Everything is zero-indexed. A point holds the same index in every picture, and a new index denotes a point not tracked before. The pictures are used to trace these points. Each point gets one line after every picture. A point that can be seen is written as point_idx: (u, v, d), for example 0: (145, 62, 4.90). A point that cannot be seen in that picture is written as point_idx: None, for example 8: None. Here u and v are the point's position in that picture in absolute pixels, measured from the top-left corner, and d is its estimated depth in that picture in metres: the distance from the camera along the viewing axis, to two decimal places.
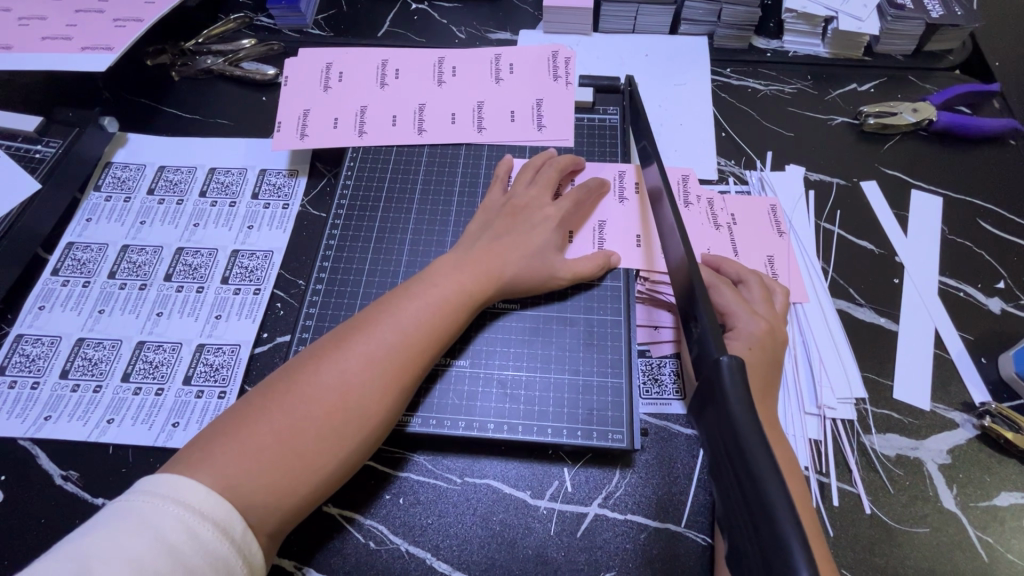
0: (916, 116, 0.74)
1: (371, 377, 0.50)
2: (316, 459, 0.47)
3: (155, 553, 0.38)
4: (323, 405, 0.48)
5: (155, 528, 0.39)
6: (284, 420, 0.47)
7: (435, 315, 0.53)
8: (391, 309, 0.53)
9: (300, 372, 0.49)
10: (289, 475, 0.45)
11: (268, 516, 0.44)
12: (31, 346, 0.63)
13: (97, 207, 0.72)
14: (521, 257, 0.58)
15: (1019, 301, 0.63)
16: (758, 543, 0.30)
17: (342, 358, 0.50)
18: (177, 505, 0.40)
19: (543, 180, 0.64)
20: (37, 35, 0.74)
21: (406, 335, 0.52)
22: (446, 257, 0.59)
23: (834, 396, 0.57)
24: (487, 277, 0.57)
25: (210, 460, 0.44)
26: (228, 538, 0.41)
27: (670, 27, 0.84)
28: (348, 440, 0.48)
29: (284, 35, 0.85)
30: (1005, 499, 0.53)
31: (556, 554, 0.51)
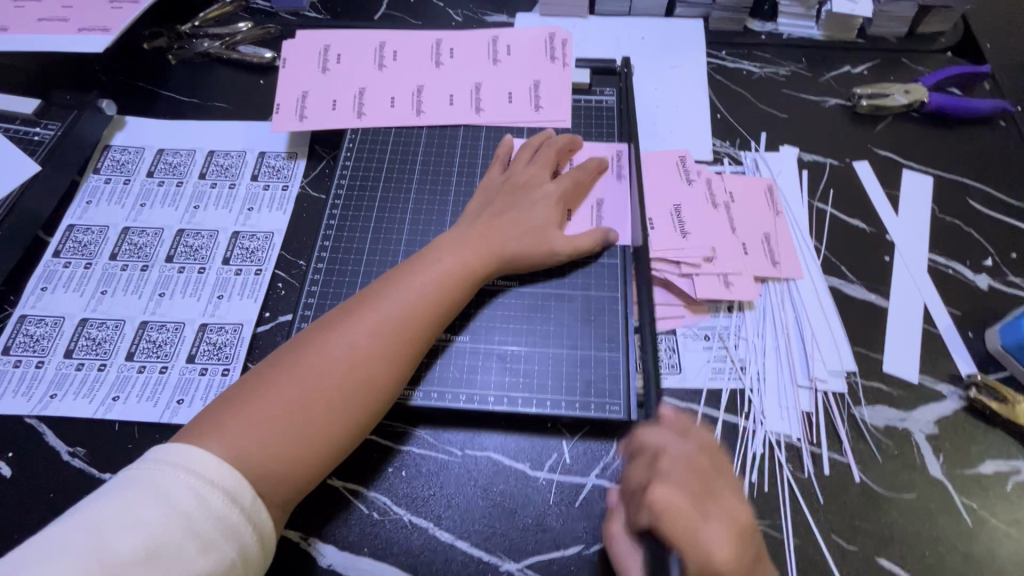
0: (909, 97, 0.74)
1: (381, 350, 0.51)
2: (327, 428, 0.48)
3: (167, 520, 0.38)
4: (335, 377, 0.49)
5: (165, 495, 0.40)
6: (295, 391, 0.48)
7: (440, 291, 0.55)
8: (397, 284, 0.54)
9: (308, 345, 0.50)
10: (300, 444, 0.47)
11: (281, 484, 0.46)
12: (34, 326, 0.63)
13: (97, 189, 0.72)
14: (521, 234, 0.59)
15: (1006, 278, 0.64)
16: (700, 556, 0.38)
17: (351, 331, 0.51)
18: (187, 473, 0.41)
19: (542, 158, 0.65)
20: (33, 17, 0.74)
21: (413, 309, 0.53)
22: (449, 234, 0.60)
23: (825, 369, 0.59)
24: (489, 253, 0.58)
25: (221, 431, 0.45)
26: (238, 507, 0.42)
27: (666, 10, 0.84)
28: (358, 410, 0.49)
29: (281, 18, 0.85)
30: (989, 467, 0.54)
31: (555, 523, 0.53)
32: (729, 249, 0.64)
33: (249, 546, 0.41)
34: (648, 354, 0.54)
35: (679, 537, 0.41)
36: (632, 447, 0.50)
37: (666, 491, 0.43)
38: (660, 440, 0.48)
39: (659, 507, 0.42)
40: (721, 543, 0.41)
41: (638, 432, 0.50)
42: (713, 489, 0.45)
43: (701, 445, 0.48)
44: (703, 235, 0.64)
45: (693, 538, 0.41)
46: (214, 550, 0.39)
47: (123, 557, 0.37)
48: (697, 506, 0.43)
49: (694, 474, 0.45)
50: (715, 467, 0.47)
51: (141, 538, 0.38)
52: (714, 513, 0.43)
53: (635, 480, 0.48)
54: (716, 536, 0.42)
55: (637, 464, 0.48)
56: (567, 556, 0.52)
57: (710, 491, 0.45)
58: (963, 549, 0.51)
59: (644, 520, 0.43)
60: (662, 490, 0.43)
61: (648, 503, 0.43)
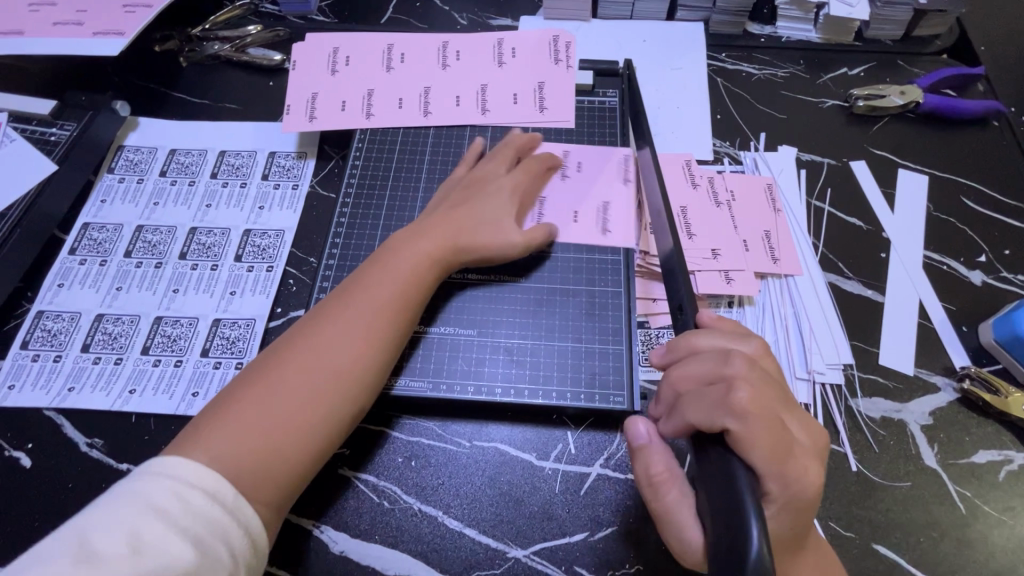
0: (904, 98, 0.76)
1: (347, 350, 0.52)
2: (306, 424, 0.49)
3: (149, 521, 0.40)
4: (305, 381, 0.50)
5: (148, 500, 0.41)
6: (267, 397, 0.49)
7: (403, 290, 0.56)
8: (359, 288, 0.56)
9: (277, 353, 0.52)
10: (280, 447, 0.48)
11: (267, 480, 0.47)
12: (52, 322, 0.65)
13: (111, 188, 0.74)
14: (476, 222, 0.61)
15: (999, 274, 0.66)
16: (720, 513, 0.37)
17: (315, 334, 0.53)
18: (169, 480, 0.43)
19: (500, 156, 0.67)
20: (49, 21, 0.76)
21: (375, 305, 0.55)
22: (405, 232, 0.61)
23: (823, 362, 0.60)
24: (451, 249, 0.59)
25: (201, 444, 0.46)
26: (221, 506, 0.43)
27: (668, 13, 0.86)
28: (332, 403, 0.51)
29: (290, 21, 0.87)
30: (982, 457, 0.56)
31: (561, 511, 0.54)
32: (731, 246, 0.65)
33: (236, 543, 0.43)
34: (679, 280, 0.53)
35: (769, 441, 0.39)
36: (686, 350, 0.46)
37: (753, 394, 0.41)
38: (722, 346, 0.46)
39: (749, 408, 0.40)
40: (812, 469, 0.41)
41: (700, 337, 0.46)
42: (786, 397, 0.43)
43: (764, 350, 0.46)
44: (704, 232, 0.66)
45: (780, 444, 0.40)
46: (202, 547, 0.41)
47: (112, 559, 0.38)
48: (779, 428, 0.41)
49: (768, 375, 0.43)
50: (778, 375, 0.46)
51: (128, 540, 0.39)
52: (793, 422, 0.42)
53: (696, 378, 0.44)
54: (799, 444, 0.41)
55: (698, 362, 0.45)
56: (572, 542, 0.53)
57: (787, 399, 0.43)
58: (956, 536, 0.53)
59: (729, 420, 0.40)
60: (748, 388, 0.41)
61: (737, 403, 0.40)
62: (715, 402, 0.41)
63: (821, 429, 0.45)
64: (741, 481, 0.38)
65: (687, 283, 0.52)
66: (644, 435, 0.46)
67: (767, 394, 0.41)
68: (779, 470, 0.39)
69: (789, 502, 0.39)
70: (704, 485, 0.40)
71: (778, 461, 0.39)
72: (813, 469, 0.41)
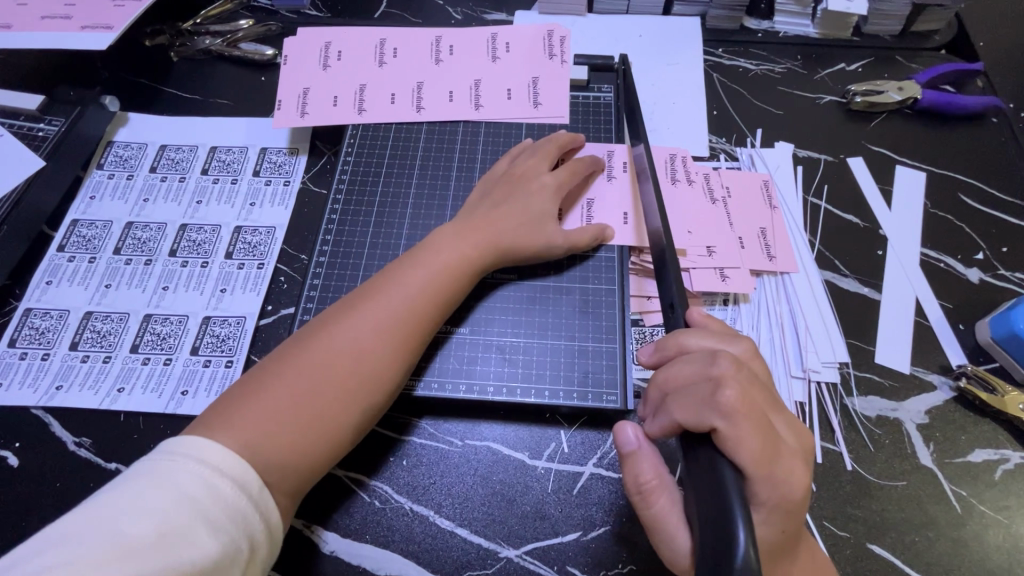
0: (902, 94, 0.75)
1: (378, 342, 0.52)
2: (332, 419, 0.49)
3: (178, 506, 0.39)
4: (335, 369, 0.50)
5: (177, 483, 0.41)
6: (299, 385, 0.49)
7: (438, 284, 0.55)
8: (395, 278, 0.55)
9: (312, 338, 0.51)
10: (306, 435, 0.48)
11: (287, 474, 0.47)
12: (40, 320, 0.64)
13: (100, 184, 0.73)
14: (515, 223, 0.60)
15: (996, 272, 0.65)
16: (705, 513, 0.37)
17: (352, 326, 0.52)
18: (197, 463, 0.42)
19: (542, 153, 0.66)
20: (36, 15, 0.75)
21: (412, 303, 0.54)
22: (446, 226, 0.60)
23: (818, 360, 0.60)
24: (486, 244, 0.59)
25: (229, 424, 0.46)
26: (245, 495, 0.43)
27: (664, 8, 0.85)
28: (360, 401, 0.50)
29: (282, 15, 0.86)
30: (978, 456, 0.56)
31: (553, 510, 0.54)
32: (726, 243, 0.65)
33: (257, 535, 0.42)
34: (670, 279, 0.52)
35: (757, 443, 0.39)
36: (675, 351, 0.46)
37: (740, 393, 0.40)
38: (711, 347, 0.45)
39: (736, 408, 0.39)
40: (797, 471, 0.40)
41: (689, 337, 0.46)
42: (774, 399, 0.43)
43: (753, 353, 0.46)
44: (699, 230, 0.65)
45: (768, 445, 0.39)
46: (225, 535, 0.40)
47: (135, 540, 0.37)
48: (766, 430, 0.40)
49: (756, 377, 0.43)
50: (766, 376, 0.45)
51: (153, 523, 0.38)
52: (781, 424, 0.42)
53: (684, 378, 0.43)
54: (787, 445, 0.41)
55: (687, 362, 0.44)
56: (565, 542, 0.53)
57: (775, 402, 0.43)
58: (952, 536, 0.52)
59: (717, 419, 0.39)
60: (736, 387, 0.40)
61: (724, 402, 0.40)
62: (703, 401, 0.41)
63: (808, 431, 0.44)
64: (728, 482, 0.37)
65: (677, 281, 0.51)
66: (632, 441, 0.45)
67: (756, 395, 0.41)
68: (767, 471, 0.38)
69: (778, 505, 0.39)
70: (691, 489, 0.39)
71: (766, 463, 0.39)
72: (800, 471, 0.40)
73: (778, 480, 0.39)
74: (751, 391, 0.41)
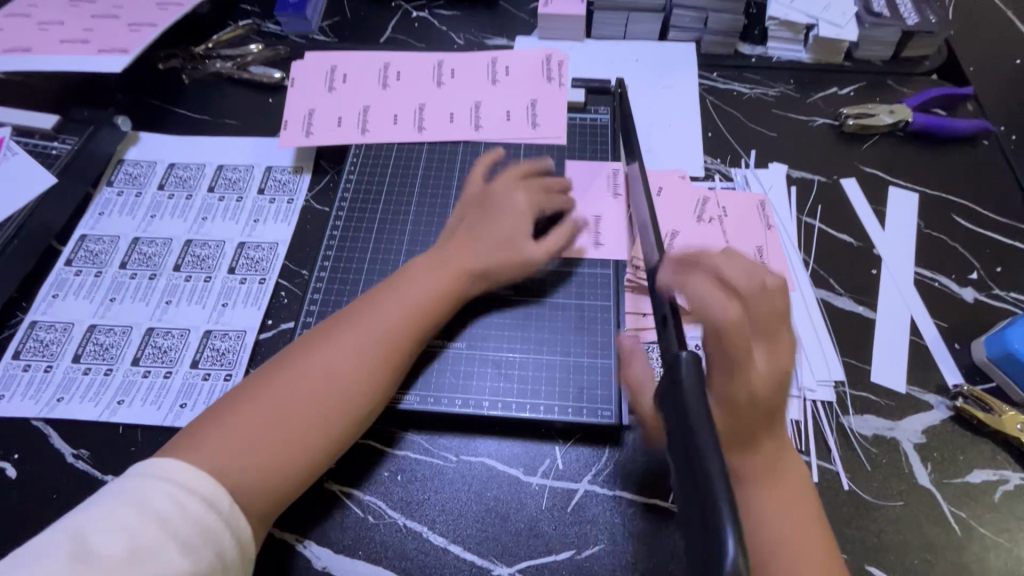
0: (894, 117, 0.77)
1: (363, 364, 0.53)
2: (304, 442, 0.49)
3: (147, 524, 0.40)
4: (319, 390, 0.51)
5: (146, 502, 0.41)
6: (274, 406, 0.49)
7: (423, 309, 0.57)
8: (377, 302, 0.56)
9: (291, 360, 0.52)
10: (281, 457, 0.48)
11: (258, 497, 0.47)
12: (44, 332, 0.65)
13: (109, 201, 0.75)
14: (496, 248, 0.61)
15: (991, 291, 0.66)
16: (697, 514, 0.34)
17: (331, 350, 0.53)
18: (169, 484, 0.42)
19: (510, 172, 0.67)
20: (56, 39, 0.78)
21: (394, 327, 0.55)
22: (429, 253, 0.62)
23: (813, 379, 0.60)
24: (470, 268, 0.60)
25: (202, 444, 0.46)
26: (215, 514, 0.43)
27: (660, 34, 0.88)
28: (335, 424, 0.51)
29: (291, 40, 0.90)
30: (977, 477, 0.55)
31: (547, 528, 0.54)
32: None
33: (228, 551, 0.42)
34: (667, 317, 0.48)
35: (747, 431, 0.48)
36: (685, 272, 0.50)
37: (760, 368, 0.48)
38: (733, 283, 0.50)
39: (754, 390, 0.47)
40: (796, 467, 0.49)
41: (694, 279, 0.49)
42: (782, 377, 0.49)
43: (771, 317, 0.49)
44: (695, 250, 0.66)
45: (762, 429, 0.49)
46: (196, 555, 0.40)
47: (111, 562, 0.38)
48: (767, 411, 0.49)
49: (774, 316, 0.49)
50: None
51: (129, 544, 0.39)
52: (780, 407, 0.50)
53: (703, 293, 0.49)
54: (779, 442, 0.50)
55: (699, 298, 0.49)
56: (559, 560, 0.52)
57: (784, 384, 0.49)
58: (950, 557, 0.52)
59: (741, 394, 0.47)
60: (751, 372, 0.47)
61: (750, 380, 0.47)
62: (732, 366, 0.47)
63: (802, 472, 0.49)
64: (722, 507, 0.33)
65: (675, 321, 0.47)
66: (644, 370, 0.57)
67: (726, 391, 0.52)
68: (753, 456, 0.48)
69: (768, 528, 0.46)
70: (686, 510, 0.35)
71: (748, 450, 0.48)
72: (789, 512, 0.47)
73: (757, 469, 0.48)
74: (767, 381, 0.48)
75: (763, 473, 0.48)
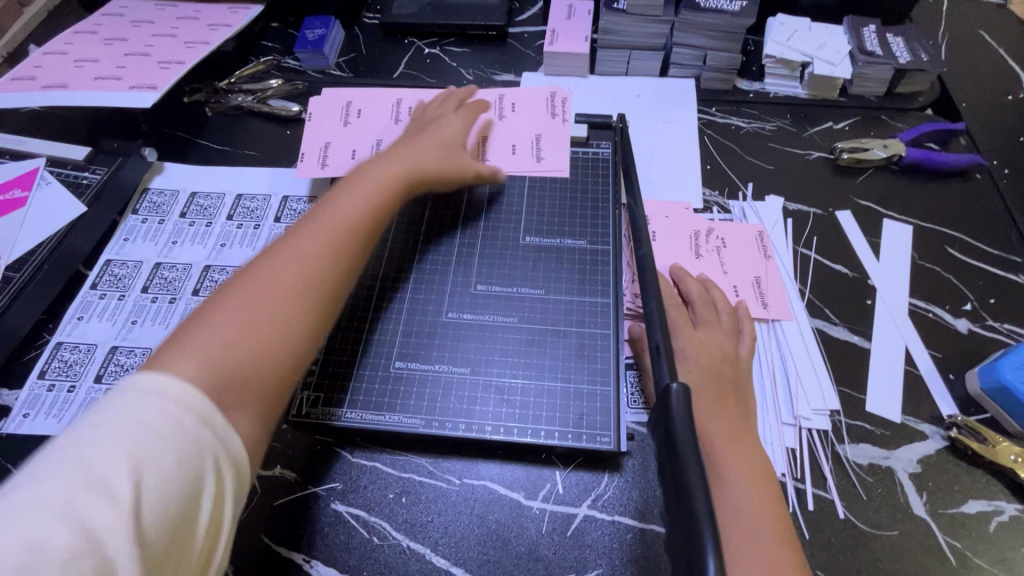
0: (887, 151, 0.79)
1: (325, 250, 0.55)
2: (285, 326, 0.50)
3: (139, 438, 0.37)
4: (285, 279, 0.52)
5: (136, 415, 0.38)
6: (246, 302, 0.50)
7: (373, 200, 0.61)
8: (329, 201, 0.60)
9: (253, 265, 0.53)
10: (266, 343, 0.49)
11: (251, 391, 0.47)
12: (69, 353, 0.68)
13: (134, 227, 0.79)
14: (428, 146, 0.69)
15: (985, 322, 0.67)
16: (685, 541, 0.37)
17: (292, 241, 0.55)
18: (162, 393, 0.40)
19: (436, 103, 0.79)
20: (90, 76, 0.83)
21: (349, 213, 0.59)
22: (369, 160, 0.67)
23: (809, 408, 0.61)
24: (412, 167, 0.67)
25: (175, 353, 0.45)
26: (211, 426, 0.40)
27: (661, 71, 0.92)
28: (312, 309, 0.52)
29: (308, 75, 0.95)
30: (972, 507, 0.56)
31: (547, 551, 0.55)
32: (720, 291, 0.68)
33: (223, 467, 0.40)
34: (661, 362, 0.52)
35: (726, 427, 0.55)
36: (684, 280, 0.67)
37: (723, 364, 0.60)
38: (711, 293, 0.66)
39: (717, 377, 0.58)
40: (765, 481, 0.52)
41: (689, 284, 0.66)
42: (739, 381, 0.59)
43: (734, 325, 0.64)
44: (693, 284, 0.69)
45: (738, 421, 0.56)
46: (195, 469, 0.38)
47: (110, 473, 0.35)
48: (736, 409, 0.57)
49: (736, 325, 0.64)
50: (739, 383, 0.59)
51: (128, 456, 0.36)
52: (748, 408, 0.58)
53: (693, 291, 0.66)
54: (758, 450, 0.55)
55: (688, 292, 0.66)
56: None
57: (740, 386, 0.59)
58: None
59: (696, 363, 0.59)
60: (721, 361, 0.60)
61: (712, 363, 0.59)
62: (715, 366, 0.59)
63: (778, 499, 0.52)
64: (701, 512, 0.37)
65: (667, 363, 0.51)
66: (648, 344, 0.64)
67: (710, 409, 0.56)
68: (732, 455, 0.53)
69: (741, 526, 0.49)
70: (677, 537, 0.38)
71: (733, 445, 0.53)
72: (770, 520, 0.50)
73: (731, 478, 0.51)
74: (729, 386, 0.58)
75: (741, 467, 0.52)
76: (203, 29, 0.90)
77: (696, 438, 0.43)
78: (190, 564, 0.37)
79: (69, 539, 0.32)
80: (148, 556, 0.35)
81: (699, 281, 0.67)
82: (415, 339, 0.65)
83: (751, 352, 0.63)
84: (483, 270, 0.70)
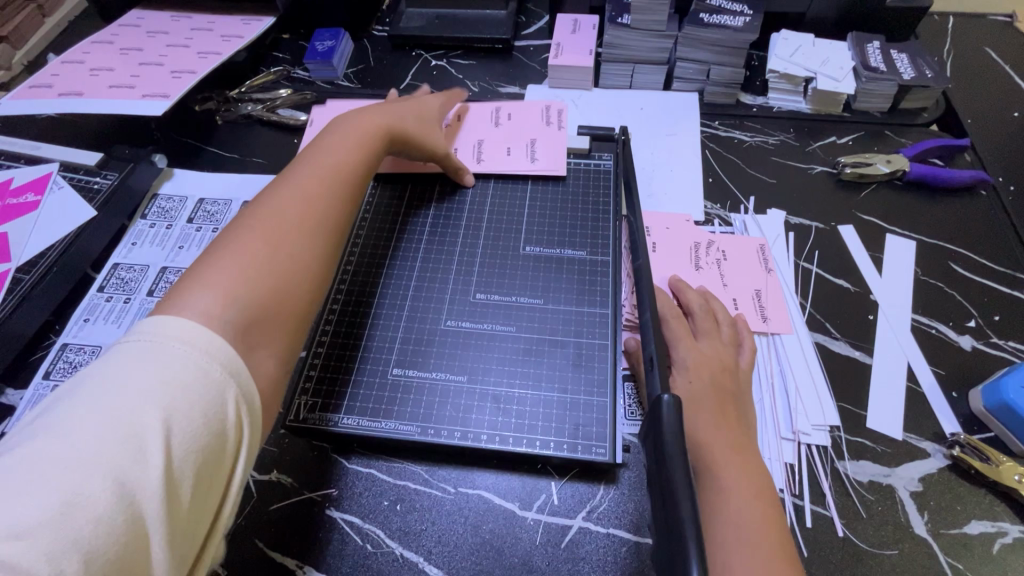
0: (890, 166, 0.79)
1: (328, 194, 0.58)
2: (303, 256, 0.53)
3: (165, 384, 0.38)
4: (295, 221, 0.54)
5: (161, 363, 0.39)
6: (262, 237, 0.51)
7: (367, 147, 0.65)
8: (323, 149, 0.62)
9: (258, 207, 0.54)
10: (285, 277, 0.51)
11: (273, 325, 0.48)
12: (74, 354, 0.69)
13: (142, 232, 0.80)
14: (414, 117, 0.73)
15: (989, 340, 0.66)
16: (671, 553, 0.37)
17: (292, 182, 0.57)
18: (183, 346, 0.40)
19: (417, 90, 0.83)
20: (105, 84, 0.85)
21: (343, 159, 0.62)
22: (351, 113, 0.70)
23: (808, 423, 0.61)
24: (401, 126, 0.70)
25: (192, 290, 0.45)
26: (232, 374, 0.41)
27: (664, 85, 0.92)
28: (322, 241, 0.55)
29: (317, 86, 0.96)
30: (975, 528, 0.55)
31: (541, 562, 0.54)
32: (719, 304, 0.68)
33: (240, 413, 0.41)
34: (654, 374, 0.52)
35: (724, 439, 0.54)
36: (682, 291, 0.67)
37: (723, 375, 0.59)
38: (709, 302, 0.66)
39: (718, 389, 0.58)
40: (763, 496, 0.51)
41: (688, 294, 0.66)
42: (739, 392, 0.59)
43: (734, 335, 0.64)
44: None
45: (737, 433, 0.55)
46: (217, 419, 0.39)
47: (136, 424, 0.36)
48: (737, 419, 0.56)
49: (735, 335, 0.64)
50: (739, 393, 0.59)
51: (152, 408, 0.37)
52: (748, 418, 0.58)
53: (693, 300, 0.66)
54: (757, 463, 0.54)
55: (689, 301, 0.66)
56: None
57: (740, 396, 0.59)
58: None
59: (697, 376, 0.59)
60: (721, 371, 0.59)
61: (714, 377, 0.59)
62: (719, 382, 0.58)
63: (778, 515, 0.51)
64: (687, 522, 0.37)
65: (660, 376, 0.51)
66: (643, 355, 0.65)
67: (709, 423, 0.55)
68: (730, 467, 0.52)
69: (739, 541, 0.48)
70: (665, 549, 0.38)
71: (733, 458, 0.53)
72: (769, 534, 0.49)
73: (727, 493, 0.51)
74: (730, 398, 0.57)
75: (739, 481, 0.52)
76: (216, 40, 0.92)
77: (686, 446, 0.43)
78: (212, 501, 0.39)
79: (104, 487, 0.34)
80: (177, 500, 0.36)
81: (698, 291, 0.67)
82: (413, 347, 0.65)
83: (751, 362, 0.62)
84: (483, 279, 0.70)
